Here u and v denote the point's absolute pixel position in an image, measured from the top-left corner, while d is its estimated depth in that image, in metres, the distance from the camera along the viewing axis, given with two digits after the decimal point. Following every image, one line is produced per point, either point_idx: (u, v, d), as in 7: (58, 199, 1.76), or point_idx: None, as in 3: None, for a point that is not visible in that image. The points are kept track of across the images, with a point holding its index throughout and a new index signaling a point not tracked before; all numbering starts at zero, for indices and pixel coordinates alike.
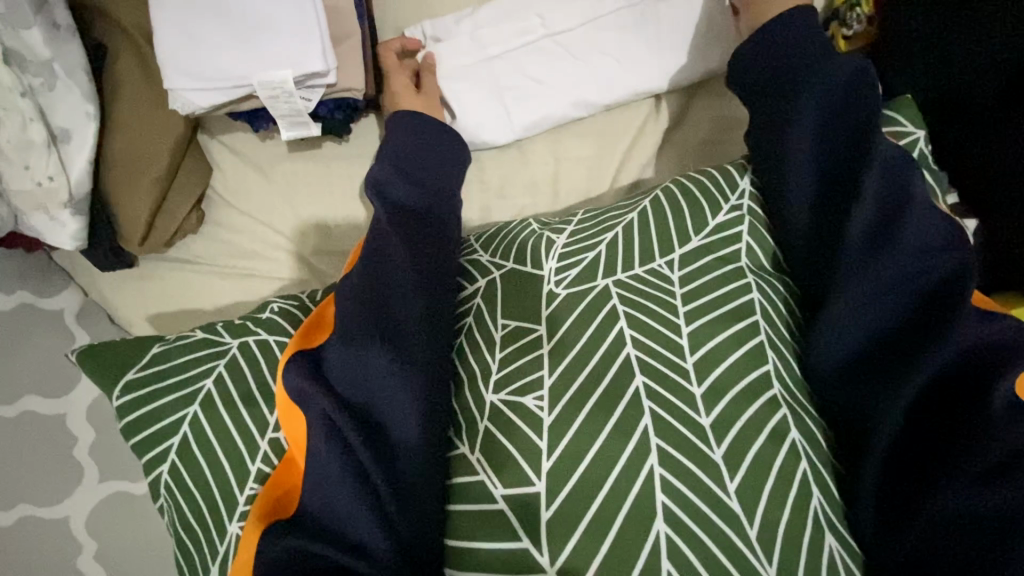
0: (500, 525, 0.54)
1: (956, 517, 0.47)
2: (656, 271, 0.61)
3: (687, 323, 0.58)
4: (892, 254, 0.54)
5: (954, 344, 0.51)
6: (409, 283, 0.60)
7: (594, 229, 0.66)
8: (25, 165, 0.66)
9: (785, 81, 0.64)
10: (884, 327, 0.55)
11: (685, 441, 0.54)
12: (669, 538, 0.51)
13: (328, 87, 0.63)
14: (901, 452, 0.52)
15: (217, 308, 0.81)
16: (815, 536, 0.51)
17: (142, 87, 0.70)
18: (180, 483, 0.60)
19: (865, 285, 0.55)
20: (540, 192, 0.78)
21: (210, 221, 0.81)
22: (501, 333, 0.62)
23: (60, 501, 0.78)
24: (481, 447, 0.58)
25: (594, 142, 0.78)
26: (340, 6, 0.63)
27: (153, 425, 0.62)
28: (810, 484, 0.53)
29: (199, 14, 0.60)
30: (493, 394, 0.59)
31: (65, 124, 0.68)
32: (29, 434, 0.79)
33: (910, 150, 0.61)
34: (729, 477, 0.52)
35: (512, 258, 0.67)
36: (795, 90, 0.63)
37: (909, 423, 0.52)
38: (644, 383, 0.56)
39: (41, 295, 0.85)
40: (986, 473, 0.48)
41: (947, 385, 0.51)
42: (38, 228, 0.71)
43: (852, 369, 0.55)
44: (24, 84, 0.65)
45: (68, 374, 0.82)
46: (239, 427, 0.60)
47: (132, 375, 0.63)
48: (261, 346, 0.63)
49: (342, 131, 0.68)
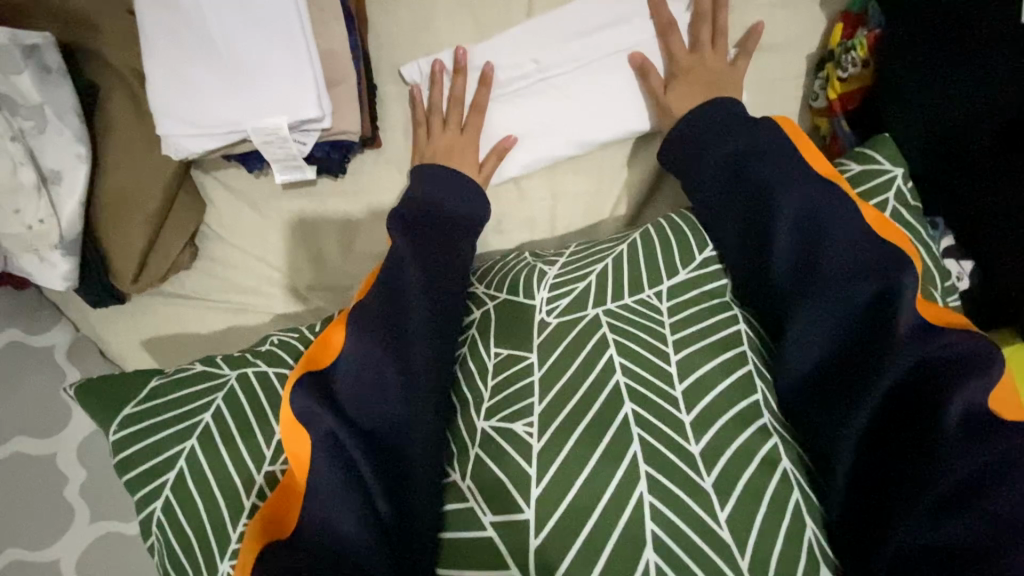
0: (489, 552, 0.54)
1: (917, 548, 0.48)
2: (646, 302, 0.61)
3: (676, 351, 0.58)
4: (837, 278, 0.55)
5: (901, 366, 0.51)
6: (422, 308, 0.60)
7: (585, 259, 0.65)
8: (14, 209, 0.66)
9: (699, 134, 0.65)
10: (837, 356, 0.55)
11: (678, 472, 0.53)
12: (658, 566, 0.51)
13: (323, 130, 0.63)
14: (862, 484, 0.52)
15: (212, 337, 0.82)
16: (808, 567, 0.51)
17: (134, 125, 0.69)
18: (173, 521, 0.59)
19: (814, 315, 0.55)
20: (538, 227, 0.79)
21: (204, 255, 0.81)
22: (494, 362, 0.61)
23: (52, 542, 0.76)
24: (472, 475, 0.57)
25: (592, 176, 0.78)
26: (336, 49, 0.62)
27: (148, 462, 0.61)
28: (804, 514, 0.53)
29: (192, 60, 0.60)
30: (485, 421, 0.58)
31: (56, 166, 0.67)
32: (18, 476, 0.78)
33: (887, 188, 0.62)
34: (721, 506, 0.52)
35: (505, 289, 0.66)
36: (725, 133, 0.64)
37: (863, 451, 0.52)
38: (633, 411, 0.56)
39: (31, 332, 0.84)
40: (946, 495, 0.48)
41: (900, 406, 0.52)
42: (28, 269, 0.70)
43: (812, 399, 0.55)
44: (14, 128, 0.64)
45: (59, 412, 0.81)
46: (235, 461, 0.59)
47: (128, 409, 0.62)
48: (260, 379, 0.63)
49: (338, 171, 0.68)
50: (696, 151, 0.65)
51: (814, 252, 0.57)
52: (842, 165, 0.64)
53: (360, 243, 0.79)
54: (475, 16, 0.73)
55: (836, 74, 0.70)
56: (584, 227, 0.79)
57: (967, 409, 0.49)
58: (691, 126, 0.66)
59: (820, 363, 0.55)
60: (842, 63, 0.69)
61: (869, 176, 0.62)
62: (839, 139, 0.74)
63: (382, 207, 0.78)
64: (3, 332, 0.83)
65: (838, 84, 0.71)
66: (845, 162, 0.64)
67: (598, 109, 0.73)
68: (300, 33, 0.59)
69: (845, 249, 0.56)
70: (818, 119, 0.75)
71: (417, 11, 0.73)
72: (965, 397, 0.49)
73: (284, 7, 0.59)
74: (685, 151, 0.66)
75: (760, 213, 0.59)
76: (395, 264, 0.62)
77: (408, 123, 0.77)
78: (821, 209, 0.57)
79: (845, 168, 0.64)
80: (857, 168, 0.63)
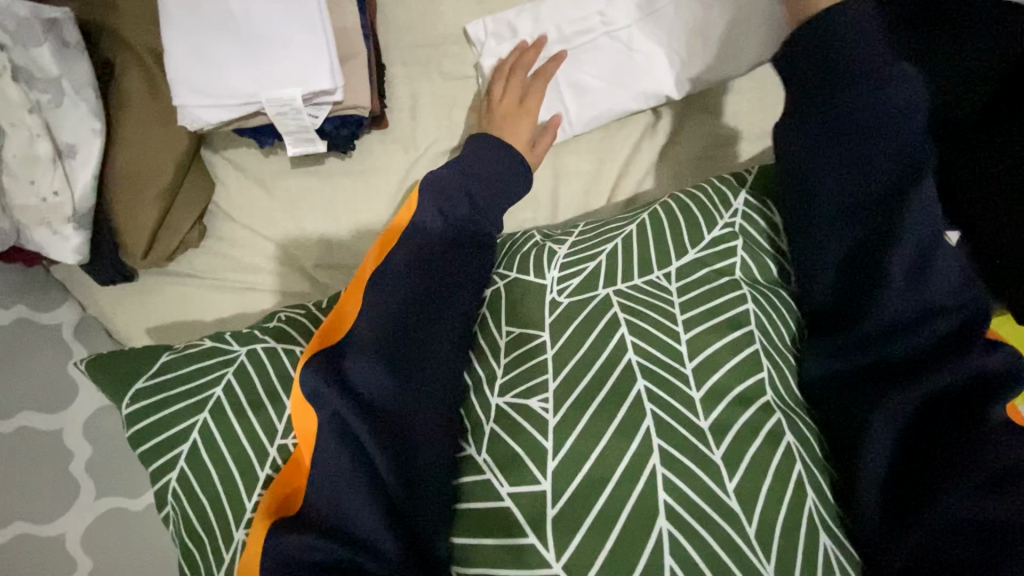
0: (506, 523, 0.55)
1: (953, 528, 0.49)
2: (654, 282, 0.63)
3: (686, 330, 0.60)
4: (911, 277, 0.53)
5: (958, 367, 0.52)
6: (437, 293, 0.62)
7: (594, 239, 0.68)
8: (31, 180, 0.68)
9: (805, 78, 0.55)
10: (894, 344, 0.55)
11: (688, 445, 0.55)
12: (671, 534, 0.52)
13: (335, 104, 0.65)
14: (896, 470, 0.53)
15: (219, 317, 0.83)
16: (811, 537, 0.52)
17: (148, 102, 0.71)
18: (187, 489, 0.60)
19: (883, 307, 0.54)
20: (540, 207, 0.82)
21: (212, 235, 0.82)
22: (506, 340, 0.63)
23: (54, 519, 0.76)
24: (487, 448, 0.58)
25: (592, 157, 0.81)
26: (349, 27, 0.65)
27: (162, 434, 0.62)
28: (805, 485, 0.54)
29: (211, 34, 0.62)
30: (498, 397, 0.60)
31: (71, 140, 0.68)
32: (23, 452, 0.78)
33: None
34: (729, 476, 0.54)
35: (516, 267, 0.68)
36: (842, 81, 0.53)
37: (904, 438, 0.54)
38: (645, 387, 0.57)
39: (38, 309, 0.84)
40: (987, 484, 0.49)
41: (948, 401, 0.53)
42: (40, 243, 0.71)
43: (854, 382, 0.56)
44: (32, 100, 0.66)
45: (65, 389, 0.81)
46: (250, 435, 0.60)
47: (141, 383, 0.63)
48: (270, 354, 0.64)
49: (346, 147, 0.69)
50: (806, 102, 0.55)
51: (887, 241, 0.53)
52: None
53: (366, 222, 0.80)
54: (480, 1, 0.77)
55: None
56: (586, 208, 0.81)
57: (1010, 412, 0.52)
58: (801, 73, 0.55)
59: (872, 351, 0.56)
60: None
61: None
62: None
63: (389, 186, 0.80)
64: (10, 309, 0.83)
65: None
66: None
67: (596, 91, 0.76)
68: (316, 7, 0.61)
69: (947, 253, 0.54)
70: None
71: None
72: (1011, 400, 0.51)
73: None
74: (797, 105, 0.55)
75: (872, 193, 0.54)
76: (418, 241, 0.63)
77: (415, 104, 0.79)
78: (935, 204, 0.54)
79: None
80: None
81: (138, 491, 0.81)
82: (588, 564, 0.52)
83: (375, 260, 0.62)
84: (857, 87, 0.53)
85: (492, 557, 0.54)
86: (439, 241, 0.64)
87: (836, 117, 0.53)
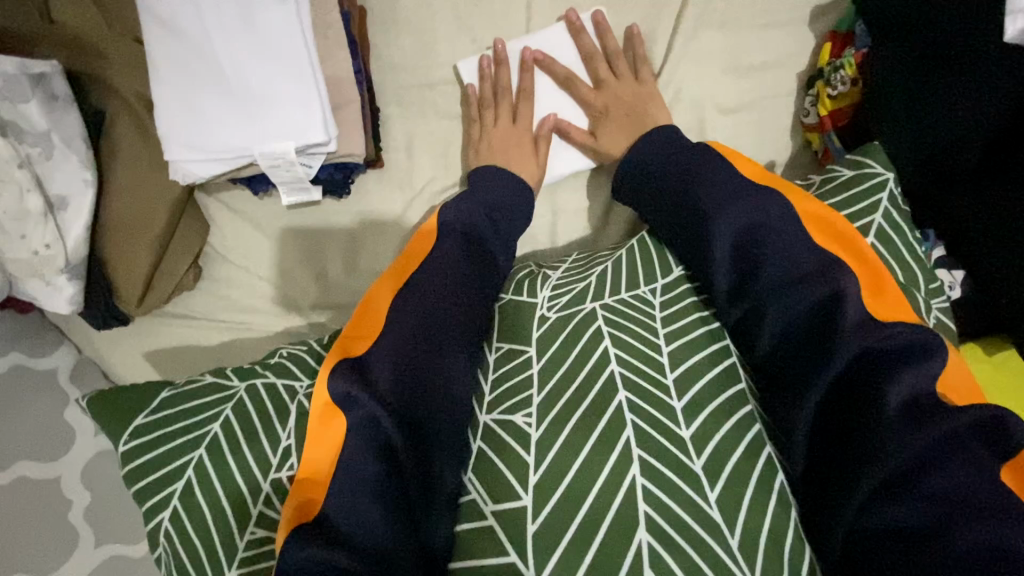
0: (488, 542, 0.54)
1: (865, 530, 0.47)
2: (640, 296, 0.62)
3: (667, 343, 0.59)
4: (757, 283, 0.57)
5: (835, 363, 0.53)
6: (455, 315, 0.61)
7: (586, 264, 0.69)
8: (22, 235, 0.67)
9: (654, 162, 0.68)
10: (789, 347, 0.56)
11: (670, 456, 0.54)
12: (651, 546, 0.51)
13: (328, 153, 0.64)
14: (817, 465, 0.52)
15: (214, 358, 0.81)
16: (796, 544, 0.52)
17: (139, 149, 0.70)
18: (180, 530, 0.58)
19: (769, 316, 0.56)
20: (539, 243, 0.81)
21: (208, 276, 0.81)
22: (495, 355, 0.63)
23: (56, 568, 0.76)
24: (473, 467, 0.57)
25: (591, 193, 0.80)
26: (342, 75, 0.64)
27: (157, 472, 0.60)
28: (789, 495, 0.54)
29: (200, 88, 0.61)
30: (486, 415, 0.59)
31: (62, 191, 0.67)
32: (23, 501, 0.78)
33: (878, 193, 0.63)
34: (710, 486, 0.53)
35: (510, 290, 0.68)
36: (668, 166, 0.67)
37: (816, 431, 0.53)
38: (626, 398, 0.56)
39: (34, 355, 0.84)
40: (888, 483, 0.48)
41: (845, 392, 0.52)
42: (32, 293, 0.71)
43: (767, 382, 0.57)
44: (21, 154, 0.65)
45: (64, 435, 0.81)
46: (246, 472, 0.59)
47: (142, 419, 0.62)
48: (268, 391, 0.63)
49: (342, 191, 0.69)
50: (652, 186, 0.68)
51: (750, 260, 0.58)
52: (834, 171, 0.66)
53: (364, 261, 0.79)
54: (475, 40, 0.75)
55: (826, 92, 0.72)
56: (585, 242, 0.81)
57: (909, 393, 0.50)
58: (643, 174, 0.69)
59: (768, 359, 0.57)
60: (832, 80, 0.71)
61: (852, 187, 0.64)
62: (831, 152, 0.75)
63: (385, 225, 0.79)
64: (6, 357, 0.83)
65: (828, 101, 0.72)
66: (838, 167, 0.66)
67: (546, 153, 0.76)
68: (306, 56, 0.60)
69: (785, 251, 0.58)
70: (810, 135, 0.76)
71: (419, 34, 0.74)
72: (905, 382, 0.50)
73: (291, 32, 0.60)
74: (649, 195, 0.68)
75: (700, 223, 0.61)
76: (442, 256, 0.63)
77: (412, 143, 0.77)
78: (760, 219, 0.59)
79: (839, 176, 0.65)
80: (851, 174, 0.65)
81: (138, 537, 0.80)
82: None
83: (397, 276, 0.62)
84: (671, 170, 0.67)
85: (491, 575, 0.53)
86: (463, 258, 0.64)
87: (690, 181, 0.64)
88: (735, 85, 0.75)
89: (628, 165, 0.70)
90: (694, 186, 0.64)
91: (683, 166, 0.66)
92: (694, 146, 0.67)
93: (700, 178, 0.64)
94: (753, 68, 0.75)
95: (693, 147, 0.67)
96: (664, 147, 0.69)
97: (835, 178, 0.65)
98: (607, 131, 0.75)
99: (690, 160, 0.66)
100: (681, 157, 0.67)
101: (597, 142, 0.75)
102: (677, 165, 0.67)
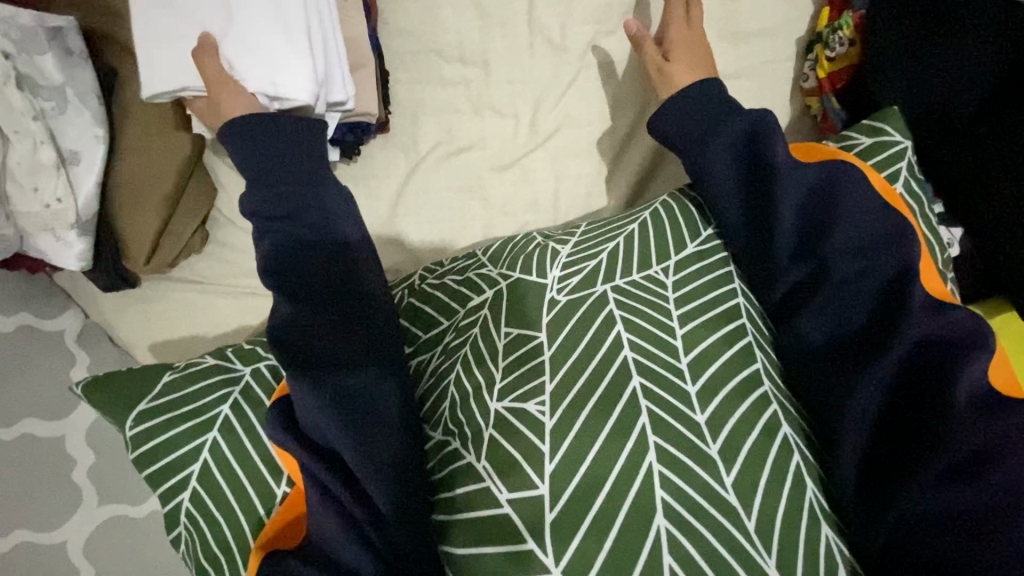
0: (505, 530, 0.51)
1: (919, 523, 0.47)
2: (652, 277, 0.60)
3: (681, 325, 0.57)
4: (834, 250, 0.56)
5: (905, 343, 0.51)
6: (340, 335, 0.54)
7: (598, 237, 0.65)
8: (35, 188, 0.69)
9: (694, 126, 0.65)
10: (845, 330, 0.55)
11: (684, 440, 0.52)
12: (669, 533, 0.49)
13: (344, 112, 0.68)
14: (873, 460, 0.50)
15: (219, 322, 0.82)
16: (812, 528, 0.50)
17: (151, 111, 0.71)
18: (202, 510, 0.58)
19: (835, 291, 0.55)
20: (541, 209, 0.81)
21: (215, 241, 0.82)
22: (505, 341, 0.59)
23: (59, 525, 0.78)
24: (488, 455, 0.54)
25: (592, 161, 0.81)
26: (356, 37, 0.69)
27: (170, 456, 0.59)
28: (804, 477, 0.52)
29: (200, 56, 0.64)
30: (497, 402, 0.56)
31: (74, 146, 0.69)
32: (29, 458, 0.79)
33: (898, 160, 0.63)
34: (726, 471, 0.51)
35: (519, 267, 0.64)
36: (717, 131, 0.64)
37: (875, 425, 0.51)
38: (641, 384, 0.54)
39: (41, 317, 0.85)
40: (952, 472, 0.47)
41: (910, 380, 0.51)
42: (43, 249, 0.72)
43: (823, 365, 0.55)
44: (35, 108, 0.67)
45: (70, 396, 0.82)
46: (260, 450, 0.58)
47: (145, 404, 0.60)
48: (273, 372, 0.62)
49: (354, 153, 0.73)
50: (692, 160, 0.65)
51: (821, 233, 0.57)
52: (853, 139, 0.64)
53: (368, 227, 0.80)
54: (478, 6, 0.77)
55: (824, 54, 0.74)
56: (586, 210, 0.82)
57: (973, 388, 0.49)
58: (683, 143, 0.66)
59: (831, 339, 0.55)
60: (830, 41, 0.73)
61: (874, 152, 0.63)
62: (829, 115, 0.77)
63: (389, 192, 0.80)
64: (14, 317, 0.84)
65: (825, 63, 0.74)
66: (856, 135, 0.65)
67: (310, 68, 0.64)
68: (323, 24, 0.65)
69: (863, 222, 0.56)
70: (809, 100, 0.78)
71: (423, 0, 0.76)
72: (973, 372, 0.49)
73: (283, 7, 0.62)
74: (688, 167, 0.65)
75: (759, 195, 0.60)
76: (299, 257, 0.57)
77: (416, 109, 0.79)
78: (837, 190, 0.58)
79: (856, 143, 0.64)
80: (869, 142, 0.63)
81: (141, 498, 0.82)
82: (588, 569, 0.49)
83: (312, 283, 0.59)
84: (718, 137, 0.63)
85: (493, 564, 0.51)
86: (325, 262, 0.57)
87: (755, 150, 0.61)
88: (734, 52, 0.77)
89: (661, 127, 0.68)
90: (752, 159, 0.61)
91: (738, 139, 0.62)
92: (746, 119, 0.63)
93: (757, 152, 0.61)
94: (751, 36, 0.77)
95: (731, 112, 0.64)
96: (697, 115, 0.65)
97: (854, 146, 0.64)
98: (675, 71, 0.71)
99: (749, 132, 0.62)
100: (720, 120, 0.64)
101: (665, 66, 0.71)
102: (729, 135, 0.63)
